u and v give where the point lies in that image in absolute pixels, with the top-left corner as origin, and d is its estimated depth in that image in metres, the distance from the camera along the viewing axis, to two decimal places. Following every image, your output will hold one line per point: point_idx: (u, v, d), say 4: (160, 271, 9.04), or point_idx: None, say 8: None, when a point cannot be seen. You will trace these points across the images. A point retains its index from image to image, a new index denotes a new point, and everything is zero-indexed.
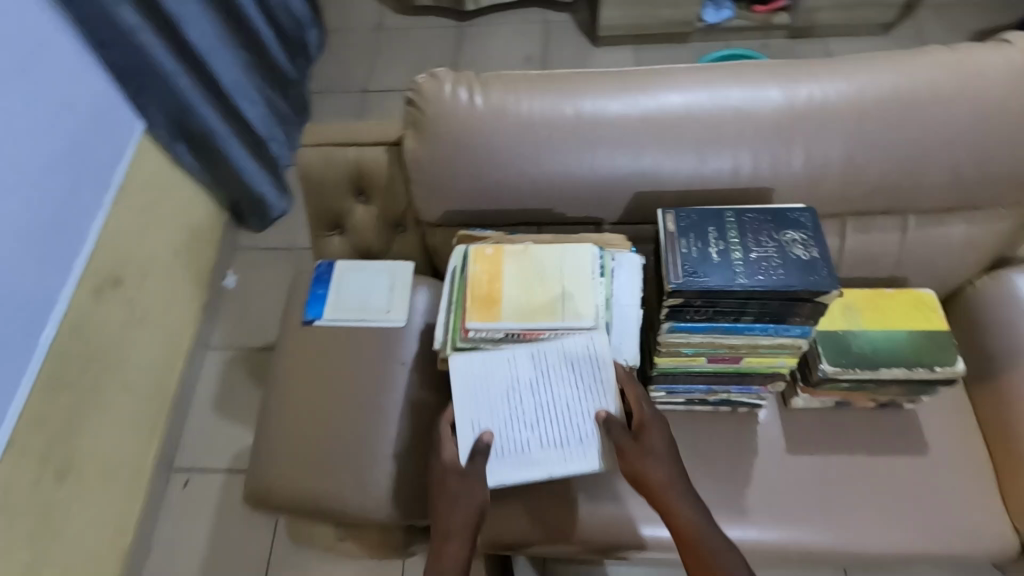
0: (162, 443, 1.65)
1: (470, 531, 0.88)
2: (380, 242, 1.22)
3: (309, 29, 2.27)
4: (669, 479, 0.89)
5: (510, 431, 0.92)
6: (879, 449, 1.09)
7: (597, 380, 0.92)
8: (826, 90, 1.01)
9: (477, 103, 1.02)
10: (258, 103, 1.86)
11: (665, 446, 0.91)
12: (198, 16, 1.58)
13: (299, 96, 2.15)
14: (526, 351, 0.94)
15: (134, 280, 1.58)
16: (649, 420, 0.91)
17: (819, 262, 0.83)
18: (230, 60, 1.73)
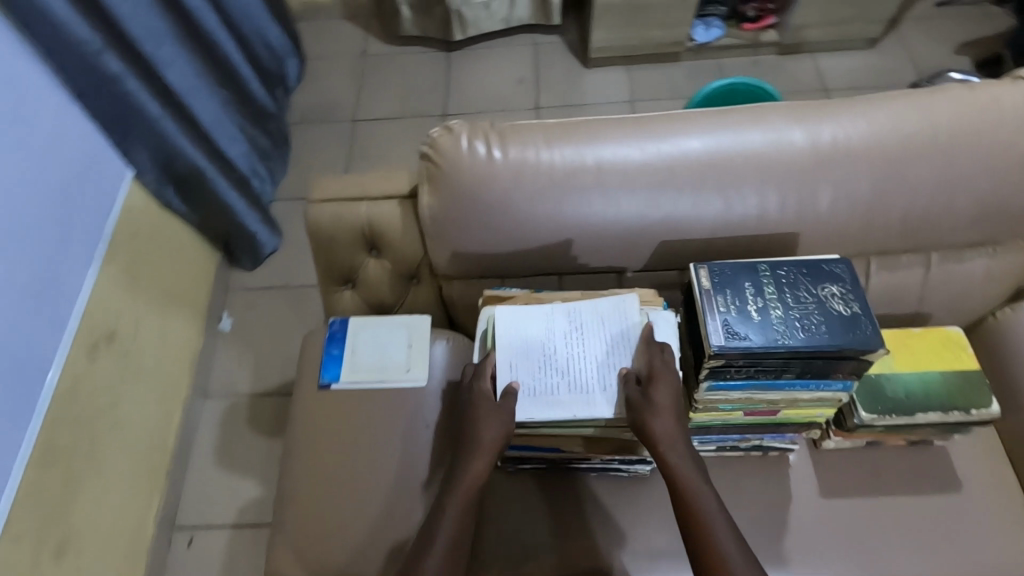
0: (162, 504, 1.54)
1: (491, 456, 0.89)
2: (393, 295, 1.19)
3: (289, 58, 2.13)
4: (672, 435, 0.85)
5: (540, 374, 0.90)
6: (913, 488, 1.08)
7: (626, 333, 0.91)
8: (849, 129, 0.98)
9: (496, 156, 0.99)
10: (238, 139, 1.76)
11: (673, 403, 0.85)
12: (174, 57, 1.50)
13: (279, 130, 2.02)
14: (562, 308, 0.95)
15: (129, 336, 1.47)
16: (664, 374, 0.86)
17: (860, 318, 0.81)
18: (210, 99, 1.63)
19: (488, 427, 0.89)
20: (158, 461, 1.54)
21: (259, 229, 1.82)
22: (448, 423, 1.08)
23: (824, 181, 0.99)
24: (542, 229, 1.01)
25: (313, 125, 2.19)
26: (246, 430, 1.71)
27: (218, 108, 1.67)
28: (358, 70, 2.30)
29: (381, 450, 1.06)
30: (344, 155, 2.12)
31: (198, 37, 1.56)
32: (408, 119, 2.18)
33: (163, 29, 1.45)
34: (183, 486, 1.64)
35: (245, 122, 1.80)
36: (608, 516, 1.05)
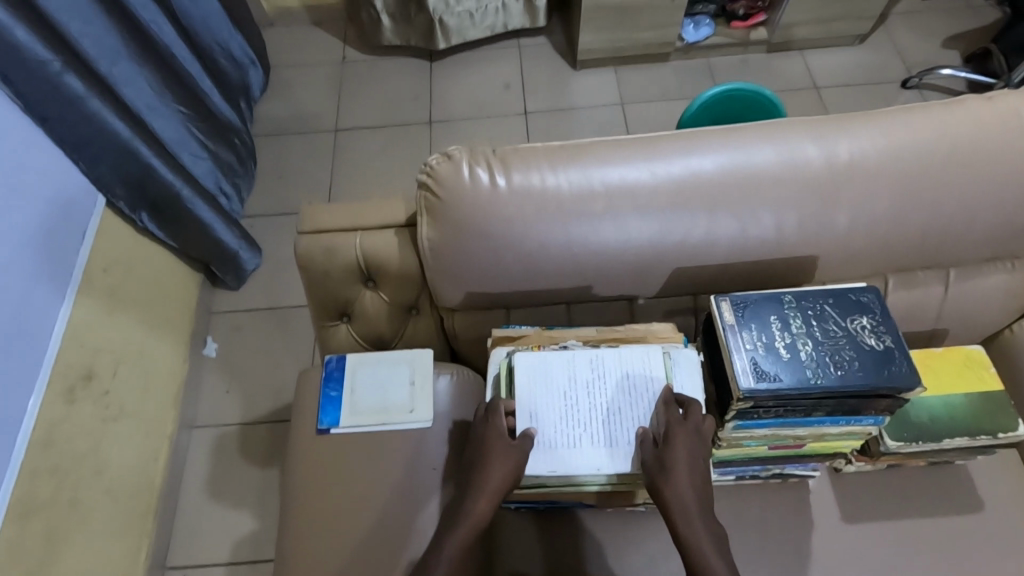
0: (152, 545, 1.44)
1: (498, 494, 0.83)
2: (392, 328, 1.12)
3: (252, 69, 2.00)
4: (688, 495, 0.79)
5: (564, 428, 0.85)
6: (948, 509, 1.03)
7: (651, 385, 0.87)
8: (867, 145, 0.92)
9: (499, 185, 0.93)
10: (204, 156, 1.67)
11: (689, 460, 0.80)
12: (131, 76, 1.42)
13: (246, 145, 1.90)
14: (585, 354, 0.89)
15: (106, 375, 1.36)
16: (682, 435, 0.81)
17: (893, 353, 0.80)
18: (172, 117, 1.55)
19: (500, 463, 0.83)
20: (148, 501, 1.43)
21: (241, 248, 1.73)
22: (455, 465, 1.02)
23: (845, 200, 0.93)
24: (548, 258, 0.95)
25: (293, 137, 2.10)
26: (238, 461, 1.61)
27: (183, 125, 1.59)
28: (336, 77, 2.21)
29: (387, 498, 0.99)
30: (327, 167, 2.03)
31: (158, 53, 1.48)
32: (391, 128, 2.10)
33: (120, 46, 1.38)
34: (174, 524, 1.53)
35: (213, 139, 1.71)
36: (629, 557, 1.00)
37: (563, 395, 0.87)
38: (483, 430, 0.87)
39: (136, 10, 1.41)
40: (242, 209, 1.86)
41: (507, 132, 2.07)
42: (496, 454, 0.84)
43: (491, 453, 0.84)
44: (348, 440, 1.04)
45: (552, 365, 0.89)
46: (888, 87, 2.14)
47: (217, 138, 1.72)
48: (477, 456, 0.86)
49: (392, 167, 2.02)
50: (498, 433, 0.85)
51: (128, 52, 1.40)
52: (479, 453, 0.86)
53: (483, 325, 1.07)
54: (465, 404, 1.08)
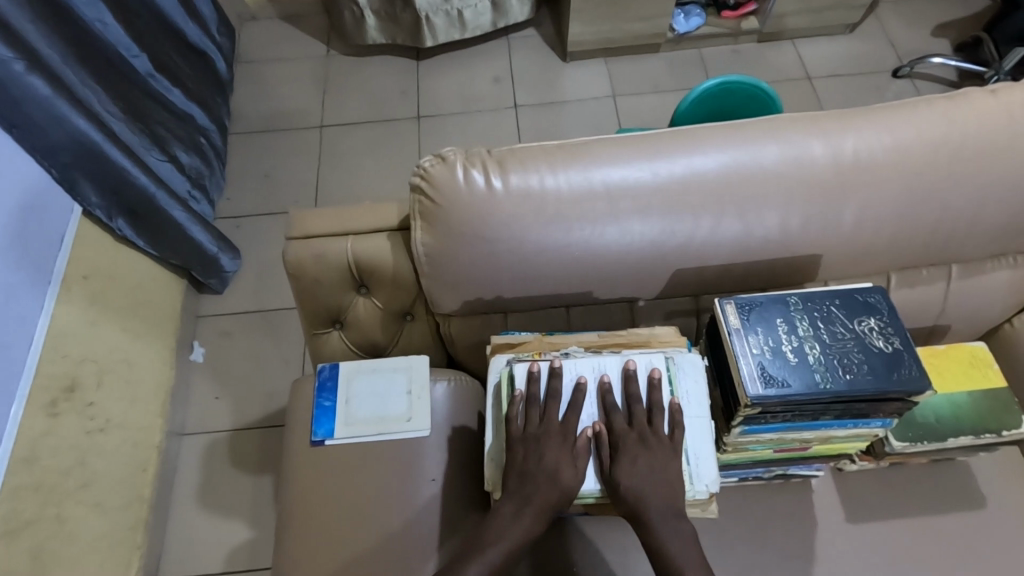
0: (144, 557, 1.41)
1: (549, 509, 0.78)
2: (386, 335, 1.10)
3: (219, 60, 1.94)
4: (653, 505, 0.77)
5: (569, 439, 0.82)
6: (953, 507, 1.03)
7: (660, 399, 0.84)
8: (873, 142, 0.90)
9: (496, 187, 0.90)
10: (172, 159, 1.63)
11: (640, 469, 0.78)
12: (87, 79, 1.38)
13: (215, 145, 1.86)
14: (590, 362, 0.87)
15: (90, 386, 1.31)
16: (629, 444, 0.80)
17: (902, 355, 0.79)
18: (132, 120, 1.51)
19: (562, 473, 0.79)
20: (138, 513, 1.39)
21: (221, 250, 1.68)
22: (455, 475, 1.00)
23: (849, 198, 0.91)
24: (548, 261, 0.92)
25: (278, 134, 2.04)
26: (229, 468, 1.58)
27: (143, 128, 1.55)
28: (321, 73, 2.16)
29: (385, 512, 0.97)
30: (314, 165, 1.98)
31: (99, 53, 1.45)
32: (379, 125, 2.05)
33: (74, 46, 1.35)
34: (166, 535, 1.50)
35: (175, 142, 1.67)
36: (634, 564, 0.98)
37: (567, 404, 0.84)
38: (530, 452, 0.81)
39: (77, 9, 1.39)
40: (213, 211, 1.80)
41: (496, 127, 2.03)
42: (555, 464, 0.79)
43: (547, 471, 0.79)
44: (344, 451, 1.01)
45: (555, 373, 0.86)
46: (880, 76, 2.12)
47: (179, 141, 1.68)
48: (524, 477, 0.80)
49: (381, 165, 1.98)
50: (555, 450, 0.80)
51: (83, 53, 1.38)
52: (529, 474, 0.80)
53: (481, 331, 1.05)
54: (464, 411, 1.06)
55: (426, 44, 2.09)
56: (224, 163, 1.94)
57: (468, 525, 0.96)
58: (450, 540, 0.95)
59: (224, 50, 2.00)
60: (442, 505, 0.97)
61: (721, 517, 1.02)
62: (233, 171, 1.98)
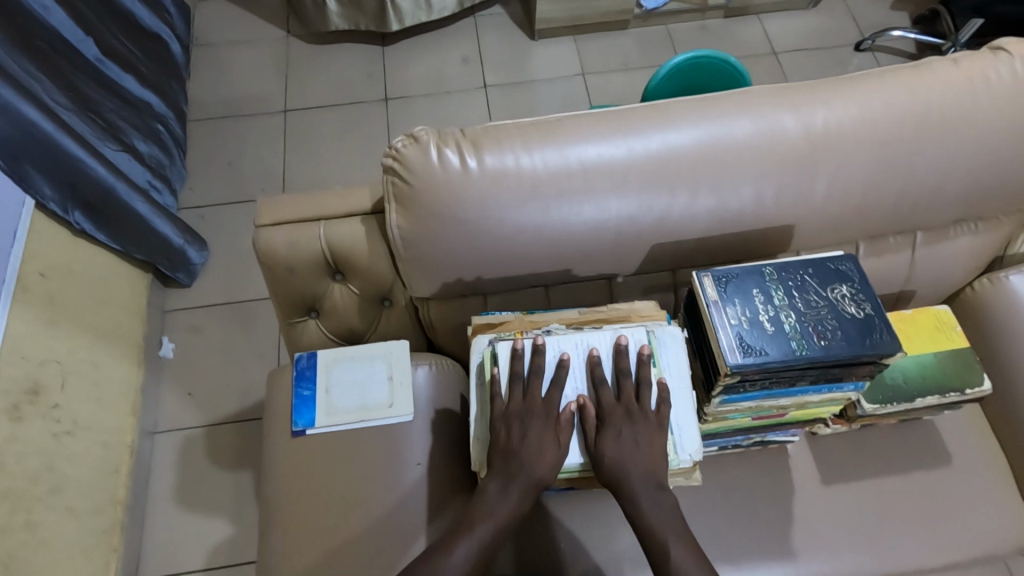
0: (123, 559, 1.37)
1: (524, 493, 0.79)
2: (364, 322, 1.08)
3: (173, 44, 1.86)
4: (637, 480, 0.78)
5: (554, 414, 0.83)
6: (922, 465, 1.07)
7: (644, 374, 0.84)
8: (841, 113, 0.92)
9: (471, 167, 0.89)
10: (130, 149, 1.57)
11: (626, 444, 0.79)
12: (31, 67, 1.31)
13: (173, 133, 1.79)
14: (571, 339, 0.87)
15: (54, 389, 1.26)
16: (615, 419, 0.80)
17: (874, 320, 0.81)
18: (84, 109, 1.44)
19: (537, 461, 0.79)
20: (114, 515, 1.36)
21: (186, 242, 1.64)
22: (440, 459, 1.00)
23: (821, 169, 0.92)
24: (526, 241, 0.92)
25: (241, 121, 1.98)
26: (207, 464, 1.54)
27: (94, 117, 1.47)
28: (283, 57, 2.09)
29: (369, 499, 0.96)
30: (280, 152, 1.93)
31: (43, 38, 1.38)
32: (345, 109, 2.00)
33: (14, 31, 1.28)
34: (143, 536, 1.46)
35: (131, 131, 1.59)
36: (619, 536, 0.99)
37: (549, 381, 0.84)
38: (520, 436, 0.80)
39: None
40: (175, 202, 1.74)
41: (466, 108, 2.00)
42: (529, 451, 0.79)
43: (537, 456, 0.79)
44: (326, 440, 0.99)
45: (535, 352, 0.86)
46: (843, 50, 2.15)
47: (136, 130, 1.62)
48: (512, 462, 0.80)
49: (350, 150, 1.93)
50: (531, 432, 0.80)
51: (25, 38, 1.31)
52: (519, 458, 0.79)
53: (461, 314, 1.04)
54: (447, 395, 1.05)
55: (392, 28, 2.03)
56: (184, 150, 1.87)
57: (455, 507, 0.97)
58: (437, 524, 0.95)
59: (178, 33, 1.91)
60: (426, 489, 0.97)
61: (702, 486, 1.05)
62: (195, 160, 1.91)
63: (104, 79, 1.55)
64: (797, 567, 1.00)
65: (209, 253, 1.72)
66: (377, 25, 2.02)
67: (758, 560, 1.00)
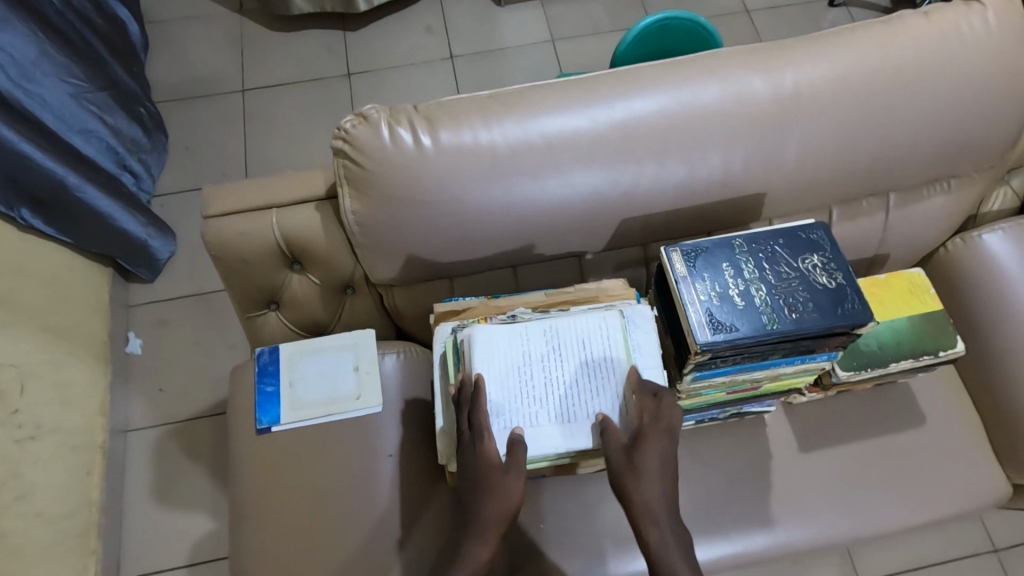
0: (102, 560, 1.35)
1: (497, 534, 0.77)
2: (328, 311, 1.04)
3: (133, 22, 1.75)
4: (662, 500, 0.75)
5: (524, 405, 0.80)
6: (898, 427, 1.06)
7: (609, 356, 0.82)
8: (810, 72, 0.88)
9: (426, 145, 0.84)
10: (99, 133, 1.49)
11: (662, 462, 0.76)
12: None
13: (150, 114, 1.70)
14: (537, 326, 0.84)
15: (12, 393, 1.21)
16: (656, 435, 0.76)
17: (845, 289, 0.79)
18: (55, 92, 1.37)
19: (500, 500, 0.76)
20: (88, 517, 1.32)
21: (150, 235, 1.57)
22: (412, 448, 0.97)
23: (791, 132, 0.89)
24: (489, 221, 0.88)
25: (196, 102, 1.88)
26: (183, 459, 1.51)
27: (67, 101, 1.40)
28: (237, 34, 1.99)
29: (343, 492, 0.94)
30: (240, 134, 1.84)
31: (34, 16, 1.29)
32: (304, 86, 1.91)
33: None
34: (122, 535, 1.44)
35: (108, 113, 1.52)
36: (597, 515, 0.99)
37: (517, 372, 0.81)
38: (476, 458, 0.77)
39: None
40: (143, 191, 1.67)
41: (431, 81, 1.92)
42: (491, 489, 0.76)
43: (497, 488, 0.76)
44: (293, 436, 0.96)
45: (500, 342, 0.82)
46: (817, 7, 2.09)
47: (114, 113, 1.54)
48: (472, 491, 0.77)
49: (311, 131, 1.85)
50: (484, 462, 0.76)
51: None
52: (478, 487, 0.76)
53: (428, 299, 1.01)
54: (417, 384, 1.02)
55: (360, 10, 1.93)
56: (165, 134, 1.79)
57: (430, 497, 0.95)
58: (414, 513, 0.94)
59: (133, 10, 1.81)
60: (400, 480, 0.95)
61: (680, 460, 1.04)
62: None
63: (91, 59, 1.47)
64: (776, 534, 1.00)
65: (179, 242, 1.66)
66: (344, 7, 1.92)
67: (737, 530, 1.00)
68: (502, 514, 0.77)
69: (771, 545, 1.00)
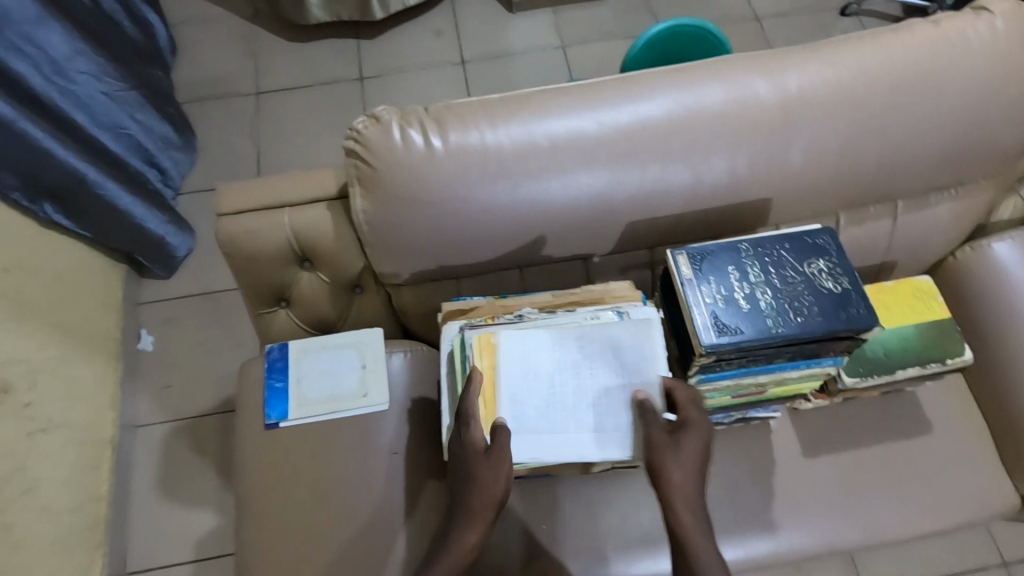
0: (108, 554, 1.36)
1: (484, 521, 0.78)
2: (336, 310, 1.06)
3: (160, 23, 1.77)
4: (692, 486, 0.76)
5: (554, 412, 0.81)
6: (903, 435, 1.06)
7: (640, 369, 0.83)
8: (817, 78, 0.89)
9: (435, 146, 0.85)
10: (128, 130, 1.51)
11: (699, 451, 0.78)
12: (28, 50, 1.24)
13: (179, 112, 1.72)
14: (571, 333, 0.84)
15: (24, 386, 1.23)
16: (697, 426, 0.79)
17: (851, 294, 0.79)
18: (87, 89, 1.39)
19: (486, 486, 0.78)
20: (95, 511, 1.34)
21: (169, 232, 1.59)
22: (417, 446, 0.98)
23: (797, 137, 0.89)
24: (496, 222, 0.89)
25: (209, 104, 1.91)
26: (190, 455, 1.53)
27: (98, 99, 1.42)
28: (252, 37, 2.02)
29: (347, 488, 0.95)
30: (252, 135, 1.87)
31: (65, 14, 1.31)
32: (316, 89, 1.94)
33: (7, 7, 1.18)
34: (128, 529, 1.46)
35: (136, 110, 1.54)
36: (598, 517, 0.99)
37: (547, 378, 0.83)
38: (461, 446, 0.79)
39: None
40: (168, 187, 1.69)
41: (441, 85, 1.94)
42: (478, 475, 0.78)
43: (480, 476, 0.77)
44: (299, 432, 0.97)
45: (530, 350, 0.83)
46: (827, 15, 2.09)
47: (141, 110, 1.56)
48: (460, 478, 0.79)
49: (323, 132, 1.87)
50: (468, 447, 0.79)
51: (16, 13, 1.20)
52: (463, 473, 0.78)
53: (435, 299, 1.02)
54: (422, 382, 1.03)
55: (375, 17, 1.96)
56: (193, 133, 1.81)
57: (434, 496, 0.95)
58: (417, 510, 0.94)
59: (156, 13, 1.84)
60: (404, 477, 0.96)
61: None
62: None
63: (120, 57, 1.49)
64: (778, 540, 1.00)
65: (198, 238, 1.68)
66: (360, 14, 1.94)
67: (739, 535, 1.00)
68: (491, 500, 0.78)
69: (774, 551, 1.00)
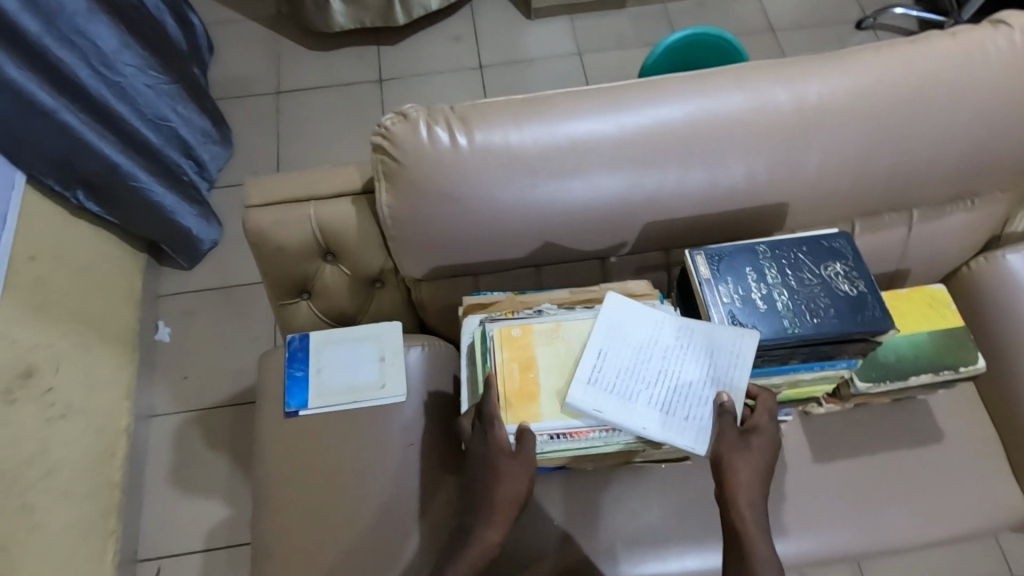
0: (121, 540, 1.39)
1: (506, 520, 0.80)
2: (356, 303, 1.08)
3: (198, 25, 1.82)
4: (756, 487, 0.78)
5: (628, 380, 0.80)
6: (914, 443, 1.06)
7: (729, 373, 0.79)
8: (836, 86, 0.90)
9: (461, 145, 0.88)
10: (170, 123, 1.55)
11: (766, 456, 0.79)
12: (83, 41, 1.28)
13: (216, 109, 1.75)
14: (673, 321, 0.83)
15: (48, 371, 1.26)
16: (766, 431, 0.80)
17: (867, 297, 0.81)
18: (135, 79, 1.43)
19: (507, 484, 0.79)
20: (111, 497, 1.36)
21: (196, 225, 1.62)
22: (432, 438, 0.99)
23: (815, 144, 0.91)
24: (516, 220, 0.91)
25: (232, 102, 1.95)
26: (203, 446, 1.55)
27: (144, 90, 1.46)
28: (275, 38, 2.06)
29: (363, 478, 0.96)
30: (272, 134, 1.90)
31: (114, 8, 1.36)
32: (337, 90, 1.97)
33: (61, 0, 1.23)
34: (141, 517, 1.48)
35: (177, 103, 1.58)
36: (610, 514, 1.00)
37: (631, 355, 0.81)
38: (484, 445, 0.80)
39: None
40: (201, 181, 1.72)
41: (459, 89, 1.97)
42: (501, 474, 0.79)
43: (503, 474, 0.79)
44: (316, 422, 0.99)
45: (615, 333, 0.82)
46: (843, 27, 2.11)
47: (183, 104, 1.60)
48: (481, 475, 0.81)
49: (342, 132, 1.90)
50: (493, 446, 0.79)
51: (69, 6, 1.25)
52: (487, 471, 0.80)
53: (453, 294, 1.04)
54: (438, 376, 1.05)
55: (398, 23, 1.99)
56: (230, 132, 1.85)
57: (449, 489, 0.97)
58: (432, 501, 0.96)
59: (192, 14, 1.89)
60: (419, 469, 0.97)
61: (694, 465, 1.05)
62: None
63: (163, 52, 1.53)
64: (787, 543, 1.01)
65: (223, 230, 1.70)
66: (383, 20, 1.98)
67: None
68: (513, 500, 0.80)
69: (783, 554, 1.00)
